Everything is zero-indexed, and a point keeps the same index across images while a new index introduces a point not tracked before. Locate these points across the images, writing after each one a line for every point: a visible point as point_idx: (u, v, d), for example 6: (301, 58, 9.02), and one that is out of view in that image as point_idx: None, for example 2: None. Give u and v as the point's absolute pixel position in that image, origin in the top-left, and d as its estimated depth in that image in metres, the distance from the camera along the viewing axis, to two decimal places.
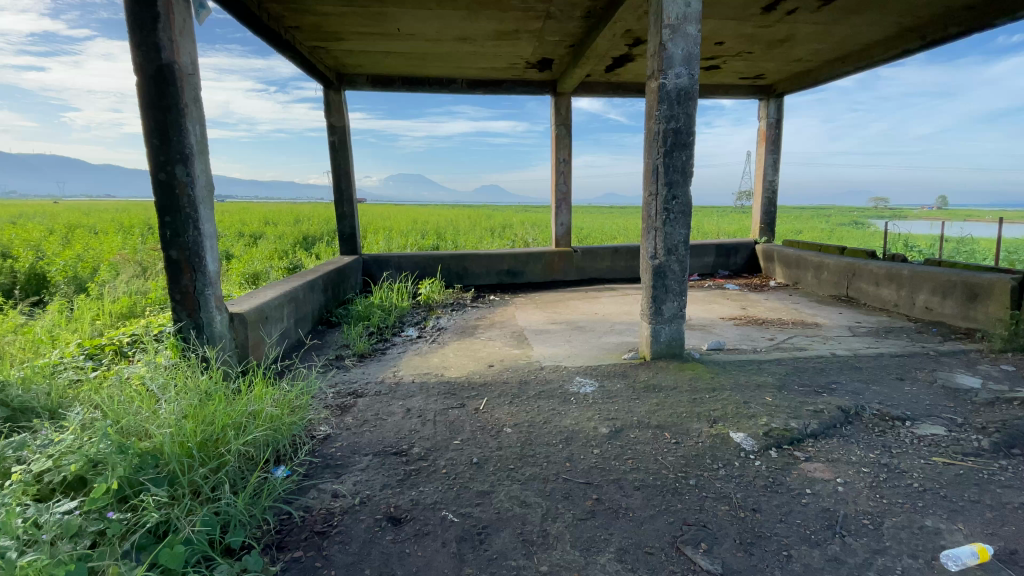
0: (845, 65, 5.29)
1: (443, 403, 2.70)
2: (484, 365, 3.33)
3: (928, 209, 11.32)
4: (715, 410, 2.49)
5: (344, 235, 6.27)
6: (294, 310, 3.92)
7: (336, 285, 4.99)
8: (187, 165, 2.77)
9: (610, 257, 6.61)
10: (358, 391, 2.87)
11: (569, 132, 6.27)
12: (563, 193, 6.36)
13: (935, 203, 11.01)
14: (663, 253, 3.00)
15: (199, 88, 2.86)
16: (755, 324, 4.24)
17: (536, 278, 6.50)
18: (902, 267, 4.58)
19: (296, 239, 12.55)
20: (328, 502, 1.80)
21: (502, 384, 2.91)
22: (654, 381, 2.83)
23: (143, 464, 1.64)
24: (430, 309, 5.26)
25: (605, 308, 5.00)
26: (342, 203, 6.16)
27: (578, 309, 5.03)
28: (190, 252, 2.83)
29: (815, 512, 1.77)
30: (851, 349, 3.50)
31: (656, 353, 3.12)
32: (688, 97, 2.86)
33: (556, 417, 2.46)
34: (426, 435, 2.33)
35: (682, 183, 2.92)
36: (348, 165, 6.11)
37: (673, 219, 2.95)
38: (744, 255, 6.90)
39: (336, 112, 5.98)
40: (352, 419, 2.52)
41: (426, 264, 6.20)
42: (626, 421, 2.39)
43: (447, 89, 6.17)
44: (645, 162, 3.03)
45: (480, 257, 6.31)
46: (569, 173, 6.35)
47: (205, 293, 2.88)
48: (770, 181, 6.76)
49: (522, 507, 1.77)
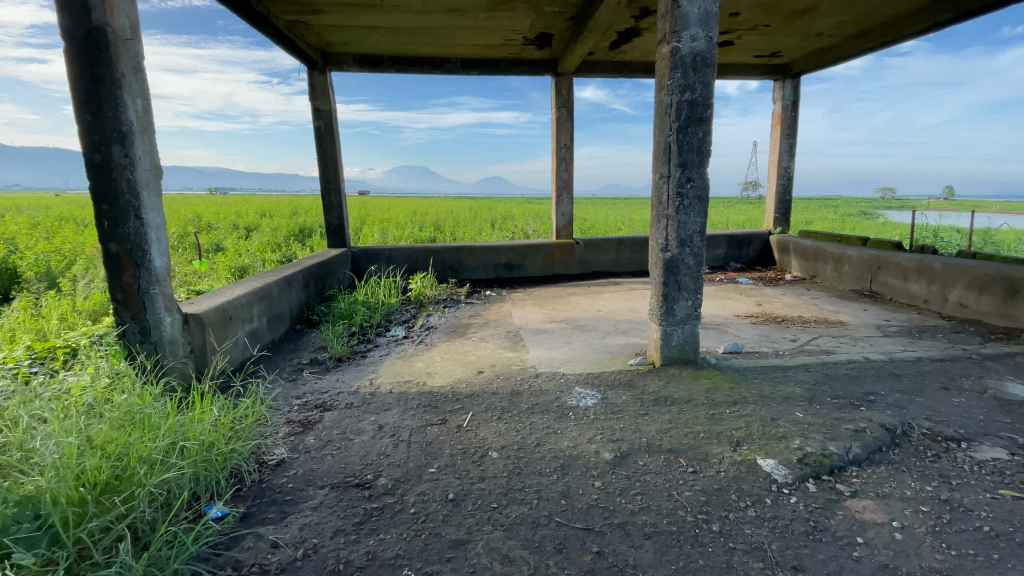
0: (868, 42, 4.86)
1: (422, 418, 2.33)
2: (473, 371, 2.96)
3: (936, 201, 11.33)
4: (737, 430, 2.12)
5: (331, 227, 5.87)
6: (265, 311, 3.55)
7: (318, 280, 4.62)
8: (125, 144, 2.42)
9: (615, 248, 6.21)
10: (326, 404, 2.52)
11: (571, 116, 5.85)
12: (564, 181, 5.96)
13: (942, 195, 11.33)
14: (675, 245, 2.61)
15: (140, 57, 2.49)
16: (774, 323, 3.85)
17: (535, 271, 6.12)
18: (934, 259, 4.17)
19: (291, 231, 12.24)
20: (264, 555, 1.46)
21: (491, 395, 2.54)
22: (666, 393, 2.46)
23: (19, 517, 1.32)
24: (421, 306, 4.90)
25: (609, 305, 4.61)
26: (329, 193, 5.79)
27: (578, 307, 4.65)
28: (131, 245, 2.48)
29: (870, 570, 1.41)
30: (885, 352, 3.12)
31: (667, 359, 2.75)
32: (705, 64, 2.46)
33: (551, 438, 2.10)
34: (396, 462, 1.97)
35: (698, 162, 2.54)
36: (335, 152, 5.75)
37: (687, 204, 2.57)
38: (757, 247, 6.49)
39: (322, 95, 5.61)
40: (313, 440, 2.17)
41: (419, 258, 5.83)
42: (633, 444, 2.03)
43: (440, 69, 5.77)
44: (655, 140, 2.65)
45: (477, 249, 5.94)
46: (570, 159, 5.95)
47: (152, 292, 2.54)
48: (785, 168, 6.34)
49: (503, 565, 1.41)
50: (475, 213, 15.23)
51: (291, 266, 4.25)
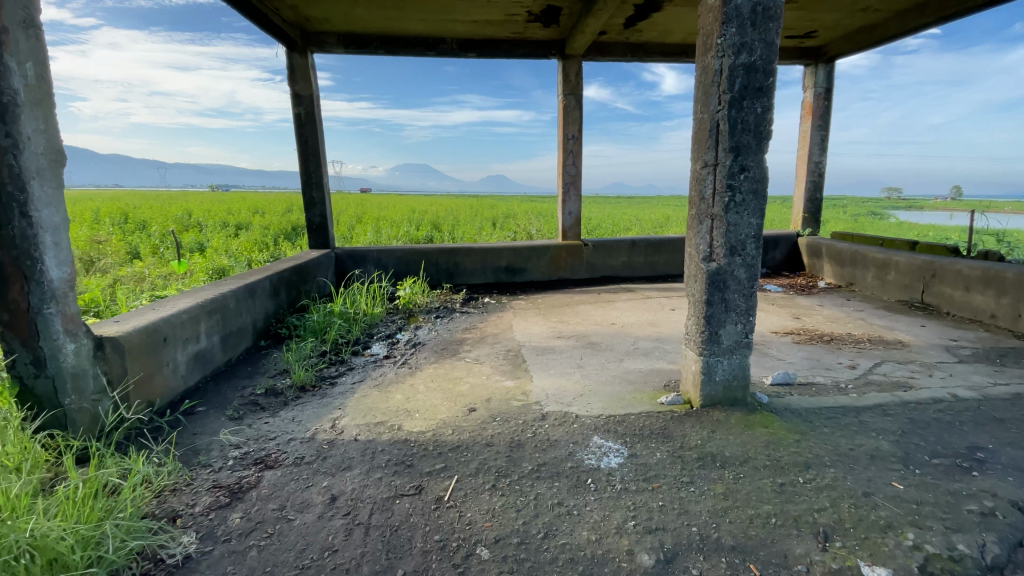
0: (923, 17, 4.27)
1: (390, 486, 1.75)
2: (462, 407, 2.38)
3: (952, 200, 10.89)
4: (821, 515, 1.53)
5: (313, 225, 5.28)
6: (216, 327, 2.97)
7: (290, 287, 4.03)
8: (5, 121, 1.81)
9: (627, 251, 5.58)
10: (268, 461, 1.95)
11: (579, 103, 5.26)
12: (572, 175, 5.37)
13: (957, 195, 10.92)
14: (723, 254, 2.02)
15: (35, 9, 1.88)
16: (822, 344, 3.25)
17: (539, 276, 5.53)
18: (1004, 268, 3.56)
19: (283, 230, 11.69)
20: None
21: (483, 448, 1.95)
22: (713, 451, 1.87)
23: None
24: (409, 316, 4.32)
25: (624, 318, 4.01)
26: (310, 188, 5.20)
27: (588, 319, 4.05)
28: (17, 253, 1.88)
29: None
30: (973, 387, 2.52)
31: (708, 400, 2.16)
32: (767, 16, 1.87)
33: (563, 524, 1.51)
34: (344, 565, 1.38)
35: (755, 146, 1.95)
36: (317, 143, 5.16)
37: (738, 202, 1.98)
38: (784, 250, 5.86)
39: (302, 79, 5.02)
40: (239, 521, 1.59)
41: (410, 260, 5.26)
42: (679, 538, 1.44)
43: (436, 50, 5.18)
44: (698, 119, 2.06)
45: (474, 251, 5.36)
46: (579, 152, 5.34)
47: (45, 313, 1.93)
48: (815, 164, 5.75)
49: None
50: (476, 211, 14.68)
51: (256, 272, 3.66)
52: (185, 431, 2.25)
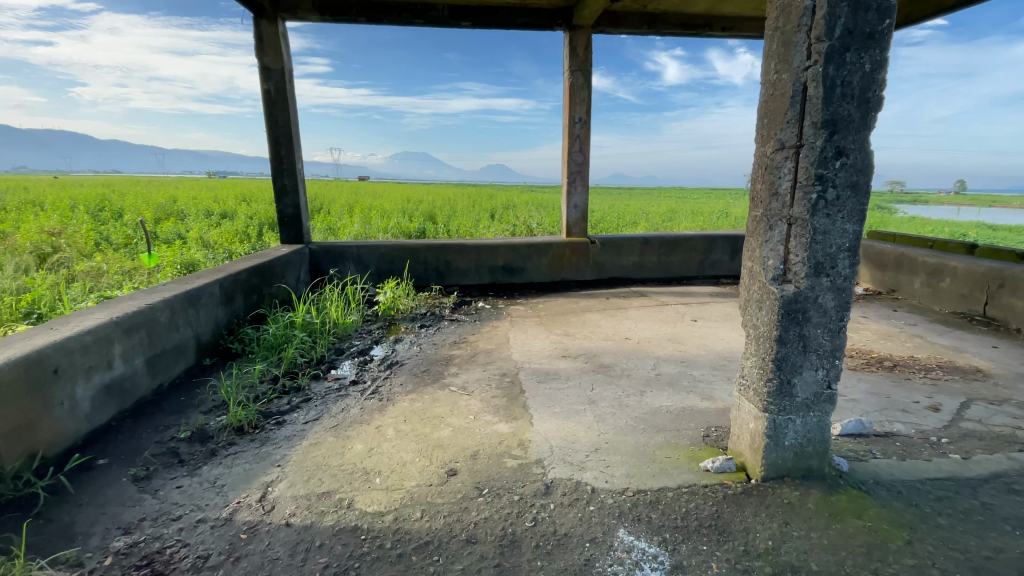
0: None
1: None
2: (437, 468, 1.80)
3: (974, 195, 10.35)
4: None
5: (285, 217, 4.66)
6: (140, 348, 2.38)
7: (248, 292, 3.44)
8: None
9: (639, 249, 4.94)
10: (158, 564, 1.38)
11: (588, 82, 4.62)
12: (578, 164, 4.75)
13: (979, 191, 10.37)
14: (804, 274, 1.45)
15: None
16: (884, 372, 2.67)
17: (539, 277, 4.93)
18: None
19: (270, 219, 11.04)
20: None
21: (458, 549, 1.37)
22: (793, 562, 1.29)
23: None
24: (389, 325, 3.72)
25: (639, 332, 3.40)
26: (281, 175, 4.57)
27: (597, 332, 3.44)
28: None
29: None
30: None
31: (773, 471, 1.60)
32: None
33: None
34: None
35: (857, 121, 1.38)
36: (289, 123, 4.52)
37: (830, 202, 1.40)
38: None
39: (271, 50, 4.37)
40: None
41: (394, 258, 4.67)
42: None
43: (424, 19, 4.52)
44: (771, 81, 1.48)
45: (467, 248, 4.75)
46: (587, 137, 4.72)
47: None
48: None
49: None
50: (473, 202, 14.03)
51: (203, 276, 3.06)
52: (66, 504, 1.69)
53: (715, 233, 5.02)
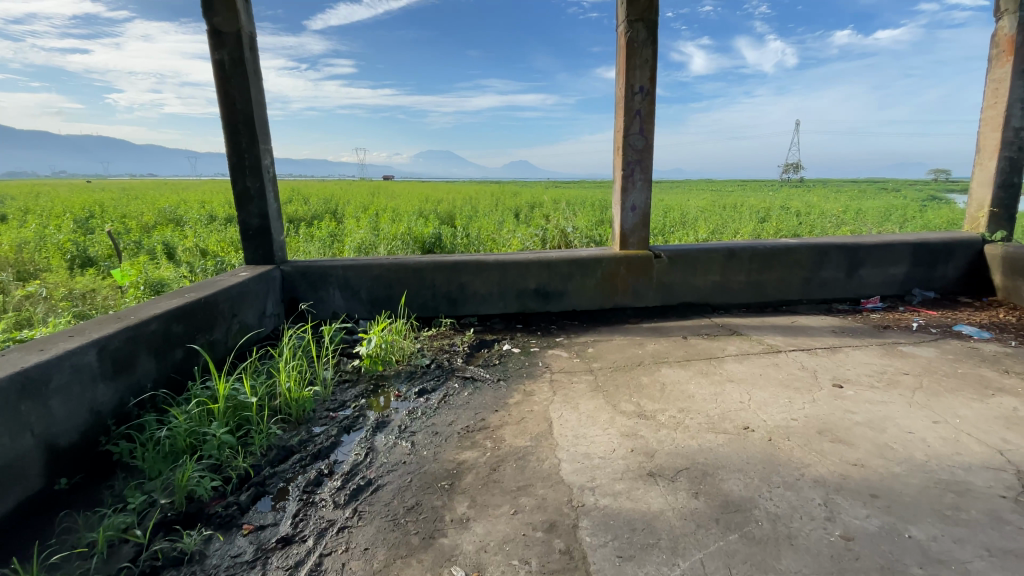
0: None
1: None
2: None
3: None
4: None
5: (250, 230, 3.53)
6: None
7: (164, 349, 2.31)
8: None
9: (721, 265, 3.64)
10: None
11: (652, 37, 3.33)
12: (639, 151, 3.48)
13: None
14: None
15: None
16: None
17: (584, 302, 3.68)
18: None
19: None
20: None
21: None
22: None
23: None
24: (374, 390, 2.53)
25: (760, 413, 2.14)
26: (242, 173, 3.44)
27: (692, 410, 2.19)
28: None
29: None
30: None
31: None
32: None
33: None
34: None
35: None
36: (250, 104, 3.36)
37: None
38: (960, 264, 3.83)
39: (221, 4, 3.21)
40: None
41: (392, 281, 3.51)
42: None
43: None
44: None
45: (488, 267, 3.55)
46: (651, 114, 3.44)
47: None
48: (1014, 132, 3.71)
49: None
50: (496, 201, 12.80)
51: (72, 339, 1.93)
52: None
53: (827, 241, 3.67)
